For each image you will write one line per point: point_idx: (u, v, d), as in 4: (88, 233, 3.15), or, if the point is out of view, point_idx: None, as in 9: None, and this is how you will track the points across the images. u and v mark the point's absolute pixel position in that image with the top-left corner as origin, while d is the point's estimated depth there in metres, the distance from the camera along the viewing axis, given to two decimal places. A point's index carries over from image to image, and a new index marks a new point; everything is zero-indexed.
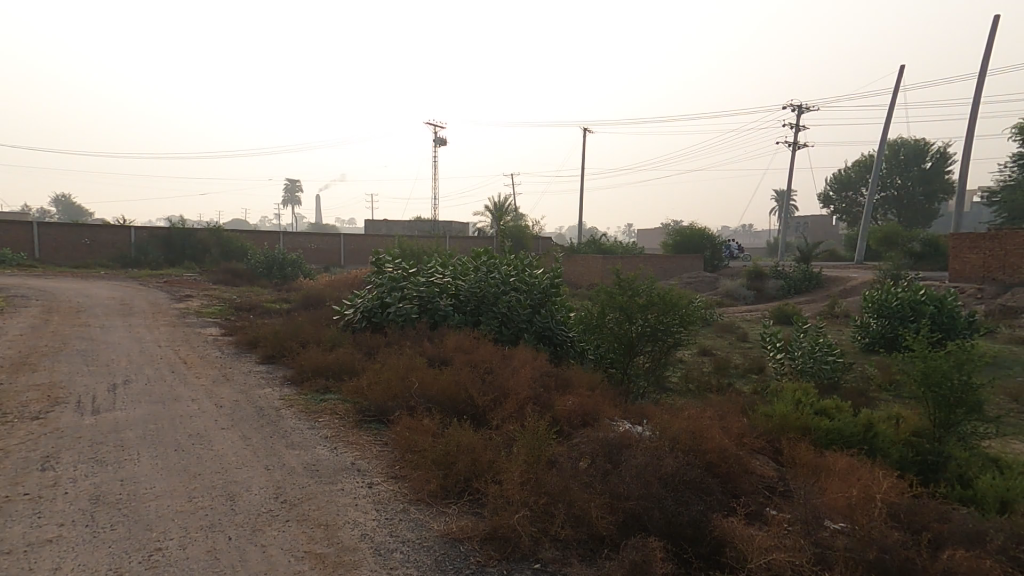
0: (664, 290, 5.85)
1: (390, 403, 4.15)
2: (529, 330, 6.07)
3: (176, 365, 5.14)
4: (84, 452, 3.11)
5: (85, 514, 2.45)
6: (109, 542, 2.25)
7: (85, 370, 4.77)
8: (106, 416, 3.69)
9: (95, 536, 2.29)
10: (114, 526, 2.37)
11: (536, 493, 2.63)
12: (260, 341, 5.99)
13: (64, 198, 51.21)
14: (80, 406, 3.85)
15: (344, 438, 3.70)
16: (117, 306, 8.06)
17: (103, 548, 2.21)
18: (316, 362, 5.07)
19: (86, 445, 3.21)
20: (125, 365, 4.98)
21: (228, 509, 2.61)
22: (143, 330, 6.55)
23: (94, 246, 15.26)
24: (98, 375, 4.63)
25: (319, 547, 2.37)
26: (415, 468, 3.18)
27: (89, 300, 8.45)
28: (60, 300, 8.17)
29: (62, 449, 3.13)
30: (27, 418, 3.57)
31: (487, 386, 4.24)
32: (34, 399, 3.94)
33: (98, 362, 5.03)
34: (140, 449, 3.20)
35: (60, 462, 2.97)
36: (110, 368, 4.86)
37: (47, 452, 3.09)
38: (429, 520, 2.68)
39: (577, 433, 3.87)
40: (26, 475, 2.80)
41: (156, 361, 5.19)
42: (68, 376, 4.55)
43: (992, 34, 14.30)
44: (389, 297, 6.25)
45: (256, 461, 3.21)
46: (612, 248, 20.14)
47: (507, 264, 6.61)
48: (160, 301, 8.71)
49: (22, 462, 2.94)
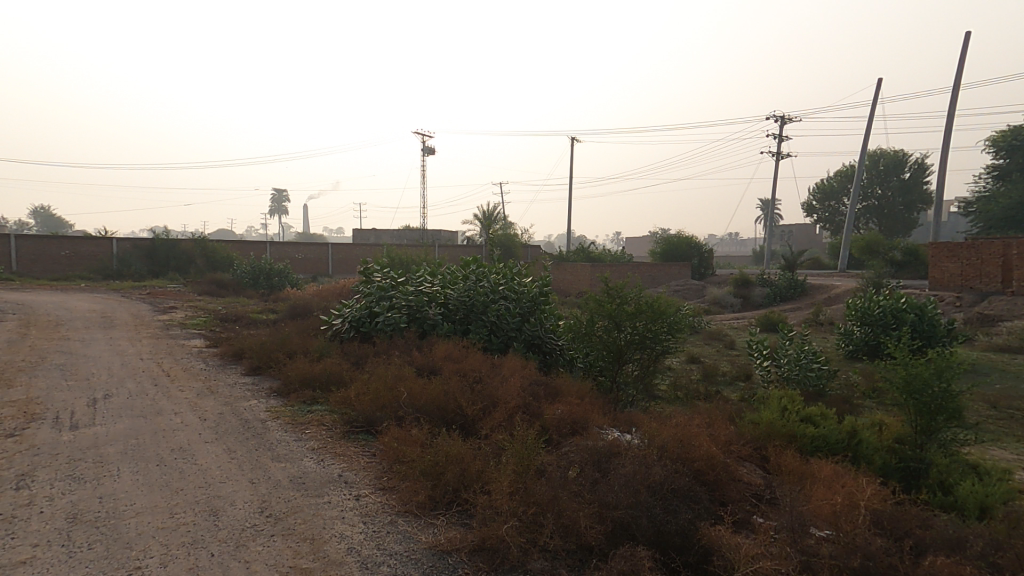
0: (652, 298, 5.88)
1: (378, 414, 4.12)
2: (518, 338, 6.07)
3: (159, 378, 5.06)
4: (61, 469, 3.05)
5: (61, 533, 2.40)
6: (85, 562, 2.21)
7: (65, 384, 4.68)
8: (85, 431, 3.62)
9: (71, 556, 2.24)
10: (91, 545, 2.32)
11: (524, 503, 2.61)
12: (245, 353, 5.93)
13: (45, 209, 50.71)
14: (58, 423, 3.77)
15: (331, 450, 3.67)
16: (98, 319, 7.93)
17: (79, 569, 2.16)
18: (303, 373, 5.02)
19: (64, 462, 3.14)
20: (106, 379, 4.90)
21: (211, 524, 2.57)
22: (125, 343, 6.46)
23: (76, 258, 15.05)
24: (78, 389, 4.55)
25: (305, 562, 2.34)
26: (403, 479, 3.15)
27: (69, 313, 8.31)
28: (39, 314, 8.03)
29: (38, 467, 3.07)
30: (1, 435, 3.49)
31: (475, 395, 4.22)
32: (9, 416, 3.86)
33: (79, 376, 4.94)
34: (120, 465, 3.14)
35: (35, 480, 2.90)
36: (90, 382, 4.77)
37: (22, 470, 3.02)
38: (417, 532, 2.66)
39: (565, 442, 3.87)
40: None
41: (138, 375, 5.11)
42: (47, 391, 4.48)
43: (964, 50, 14.71)
44: (378, 306, 6.22)
45: (240, 474, 3.16)
46: (601, 257, 20.24)
47: (496, 272, 6.61)
48: (143, 313, 8.59)
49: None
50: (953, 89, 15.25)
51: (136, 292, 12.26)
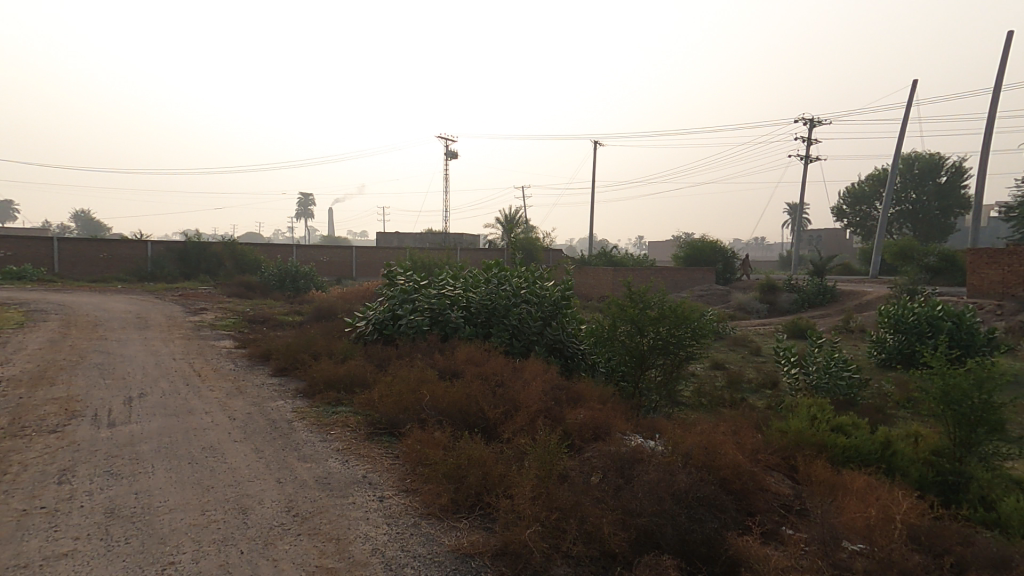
0: (676, 303, 5.83)
1: (400, 416, 4.16)
2: (540, 342, 6.06)
3: (191, 378, 5.20)
4: (101, 465, 3.14)
5: (100, 528, 2.47)
6: (123, 556, 2.27)
7: (103, 383, 4.83)
8: (122, 429, 3.73)
9: (110, 549, 2.31)
10: (128, 540, 2.39)
11: (547, 507, 2.61)
12: (272, 354, 6.04)
13: (86, 213, 52.58)
14: (97, 420, 3.89)
15: (355, 451, 3.71)
16: (134, 319, 8.19)
17: (118, 562, 2.22)
18: (328, 375, 5.09)
19: (102, 458, 3.24)
20: (141, 378, 5.05)
21: (240, 522, 2.62)
22: (159, 343, 6.64)
23: (113, 261, 15.54)
24: (115, 388, 4.69)
25: (330, 562, 2.37)
26: (425, 482, 3.17)
27: (106, 313, 8.59)
28: (78, 314, 8.32)
29: (78, 462, 3.17)
30: (44, 431, 3.63)
31: (497, 399, 4.23)
32: (51, 412, 4.00)
33: (116, 375, 5.10)
34: (154, 462, 3.23)
35: (76, 475, 3.00)
36: (126, 381, 4.92)
37: (63, 465, 3.12)
38: (440, 535, 2.67)
39: (588, 447, 3.85)
40: (43, 488, 2.83)
41: (171, 374, 5.25)
42: (86, 389, 4.63)
43: (1006, 50, 14.24)
44: (400, 309, 6.27)
45: (268, 473, 3.22)
46: (623, 261, 20.10)
47: (518, 276, 6.61)
48: (175, 315, 8.83)
49: (40, 476, 2.98)
50: (994, 90, 14.75)
51: (169, 294, 12.60)
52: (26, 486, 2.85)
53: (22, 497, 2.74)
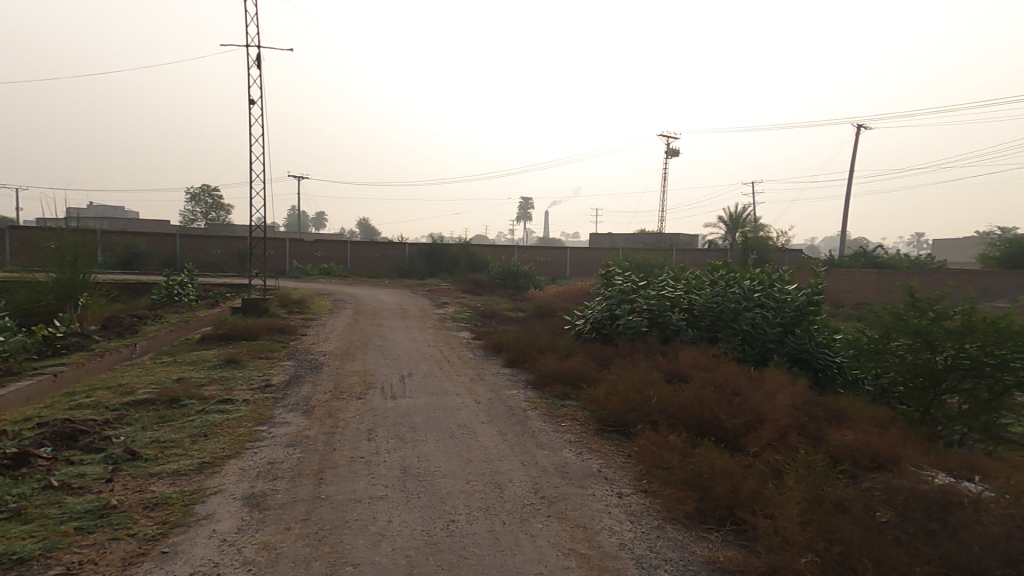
0: (974, 310, 4.57)
1: (627, 415, 3.90)
2: (778, 350, 5.21)
3: (441, 362, 5.72)
4: (393, 429, 3.54)
5: (399, 480, 2.72)
6: (416, 507, 2.43)
7: (384, 361, 5.62)
8: (402, 401, 4.21)
9: (408, 499, 2.51)
10: (419, 494, 2.57)
11: (825, 539, 2.09)
12: (504, 346, 6.33)
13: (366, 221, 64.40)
14: (385, 391, 4.48)
15: (586, 444, 3.56)
16: (397, 309, 9.50)
17: (414, 510, 2.39)
18: (554, 369, 5.09)
19: (393, 423, 3.66)
20: (408, 360, 5.74)
21: (497, 495, 2.64)
22: (415, 330, 7.54)
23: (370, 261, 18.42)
24: (388, 366, 5.40)
25: (583, 548, 2.21)
26: (662, 485, 2.85)
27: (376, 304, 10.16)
28: (358, 304, 10.00)
29: (379, 424, 3.62)
30: (354, 396, 4.29)
31: (734, 407, 3.68)
32: (354, 381, 4.76)
33: (391, 356, 5.90)
34: (427, 432, 3.52)
35: (378, 434, 3.42)
36: (400, 362, 5.64)
37: (370, 425, 3.59)
38: (689, 543, 2.32)
39: (865, 476, 3.08)
40: (360, 441, 3.28)
41: (427, 358, 5.85)
42: (371, 365, 5.43)
43: None
44: (619, 309, 6.03)
45: (513, 455, 3.25)
46: (891, 262, 16.86)
47: (750, 276, 5.83)
48: (426, 307, 10.00)
49: (357, 431, 3.47)
50: None
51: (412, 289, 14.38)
52: (351, 437, 3.33)
53: (350, 445, 3.20)
